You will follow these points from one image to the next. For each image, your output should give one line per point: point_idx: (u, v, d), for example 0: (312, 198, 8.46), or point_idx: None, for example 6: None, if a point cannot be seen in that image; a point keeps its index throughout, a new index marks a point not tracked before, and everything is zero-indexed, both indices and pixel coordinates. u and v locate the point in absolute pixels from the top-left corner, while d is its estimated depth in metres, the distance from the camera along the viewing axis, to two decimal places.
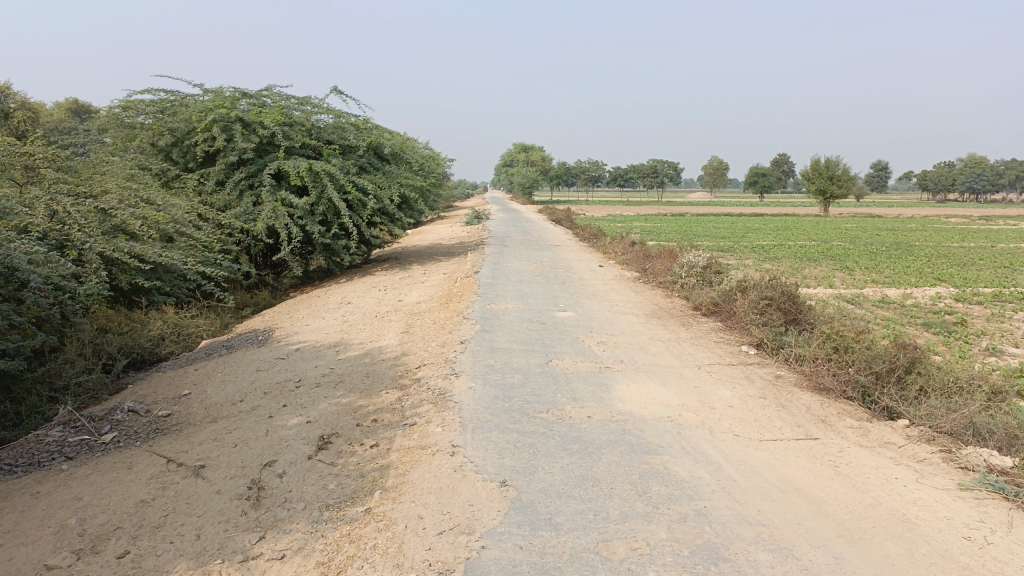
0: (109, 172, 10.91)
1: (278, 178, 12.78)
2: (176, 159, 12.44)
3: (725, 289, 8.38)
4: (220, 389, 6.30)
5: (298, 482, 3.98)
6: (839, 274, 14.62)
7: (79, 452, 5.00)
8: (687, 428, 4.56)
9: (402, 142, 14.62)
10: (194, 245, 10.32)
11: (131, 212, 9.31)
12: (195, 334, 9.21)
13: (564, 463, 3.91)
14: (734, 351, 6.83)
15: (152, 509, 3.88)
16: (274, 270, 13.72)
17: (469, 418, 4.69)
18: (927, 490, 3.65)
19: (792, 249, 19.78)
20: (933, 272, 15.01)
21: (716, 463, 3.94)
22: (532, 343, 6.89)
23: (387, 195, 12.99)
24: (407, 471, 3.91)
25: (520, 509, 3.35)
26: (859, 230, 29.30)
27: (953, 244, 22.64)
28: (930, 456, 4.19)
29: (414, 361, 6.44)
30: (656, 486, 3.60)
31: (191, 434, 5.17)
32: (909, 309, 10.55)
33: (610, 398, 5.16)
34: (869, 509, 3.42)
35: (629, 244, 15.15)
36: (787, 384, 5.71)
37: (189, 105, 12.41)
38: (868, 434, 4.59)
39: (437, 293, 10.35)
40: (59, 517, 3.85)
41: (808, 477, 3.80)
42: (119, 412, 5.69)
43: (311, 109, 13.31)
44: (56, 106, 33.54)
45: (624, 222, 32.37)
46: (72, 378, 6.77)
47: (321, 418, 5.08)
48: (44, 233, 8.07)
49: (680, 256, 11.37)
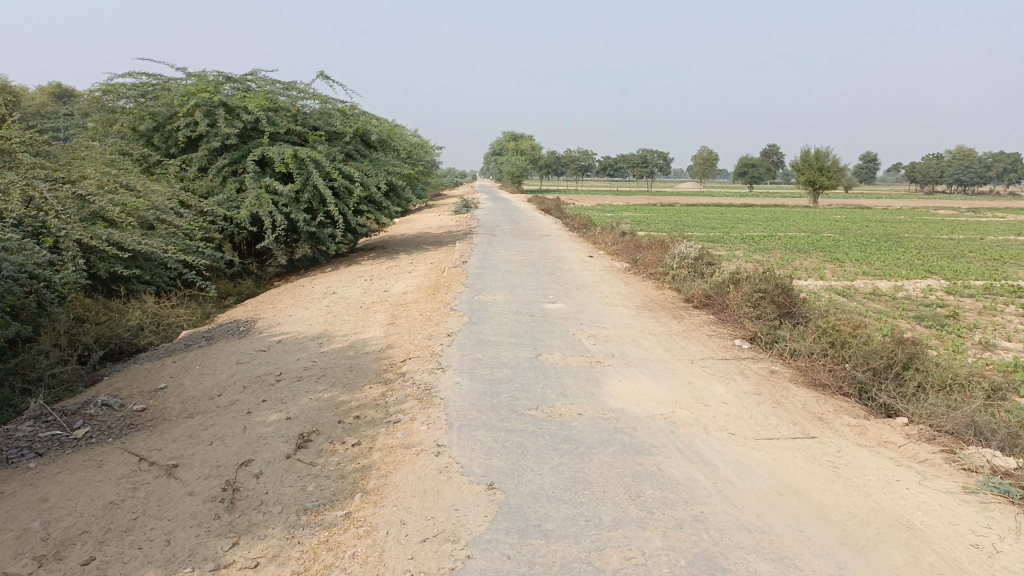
0: (88, 157, 10.64)
1: (262, 164, 12.51)
2: (158, 145, 12.15)
3: (717, 281, 8.22)
4: (198, 383, 6.09)
5: (275, 483, 3.80)
6: (828, 265, 14.51)
7: (50, 447, 4.80)
8: (680, 426, 4.41)
9: (389, 130, 14.39)
10: (175, 232, 10.08)
11: (110, 199, 9.07)
12: (176, 324, 8.97)
13: (554, 464, 3.75)
14: (727, 345, 6.68)
15: (120, 511, 3.68)
16: (258, 258, 13.45)
17: (455, 415, 4.51)
18: (931, 493, 3.51)
19: (781, 240, 19.64)
20: (923, 264, 14.90)
21: (712, 465, 3.78)
22: (520, 336, 6.72)
23: (374, 183, 12.78)
24: (390, 472, 3.73)
25: (508, 515, 3.18)
26: (849, 222, 29.22)
27: (942, 236, 22.55)
28: (931, 456, 4.05)
29: (399, 354, 6.26)
30: (650, 490, 3.44)
31: (167, 430, 4.97)
32: (900, 301, 10.43)
33: (601, 395, 5.00)
34: (872, 514, 3.27)
35: (619, 235, 14.97)
36: (782, 379, 5.56)
37: (171, 89, 12.14)
38: (867, 433, 4.46)
39: (424, 284, 10.15)
40: (22, 520, 3.64)
41: (808, 480, 3.64)
42: (93, 407, 5.49)
43: (297, 94, 13.05)
44: (39, 90, 33.08)
45: (613, 212, 32.03)
46: (46, 369, 6.56)
47: (301, 414, 4.90)
48: (19, 220, 7.83)
49: (671, 247, 11.20)
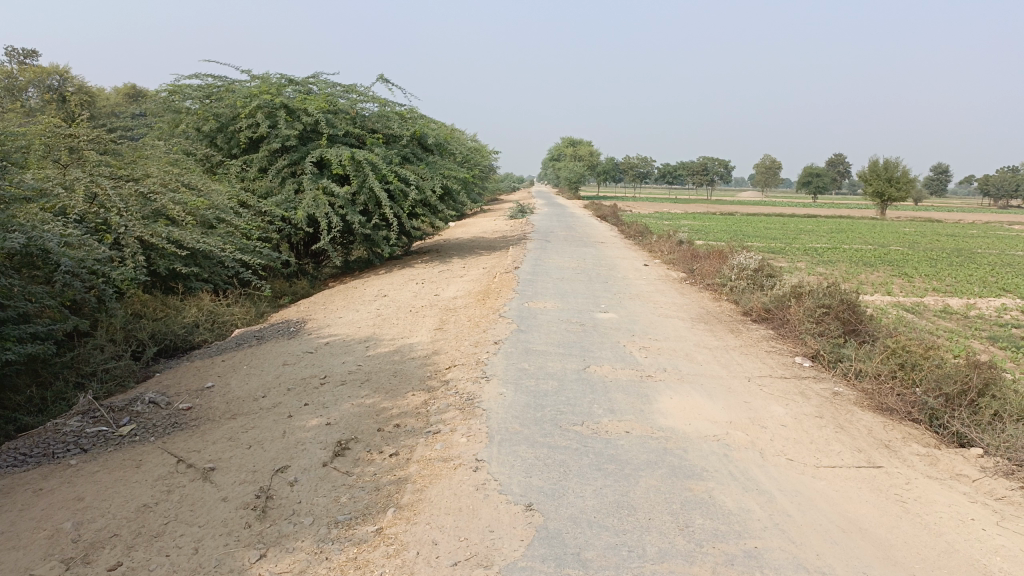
0: (152, 156, 10.83)
1: (321, 166, 12.56)
2: (220, 145, 12.35)
3: (778, 294, 7.88)
4: (244, 383, 6.05)
5: (309, 493, 3.68)
6: (896, 280, 13.94)
7: (95, 444, 4.80)
8: (735, 450, 4.16)
9: (447, 134, 14.34)
10: (233, 231, 10.15)
11: (170, 197, 9.16)
12: (230, 322, 9.01)
13: (597, 486, 3.55)
14: (787, 362, 6.35)
15: (153, 515, 3.61)
16: (314, 259, 13.51)
17: (496, 428, 4.35)
18: (1011, 536, 3.20)
19: (846, 253, 18.93)
20: (998, 281, 14.16)
21: (768, 494, 3.53)
22: (569, 346, 6.52)
23: (429, 186, 12.69)
24: (426, 487, 3.58)
25: (545, 540, 3.00)
26: (919, 235, 28.13)
27: (1018, 252, 21.49)
28: (1010, 493, 3.71)
29: (445, 361, 6.13)
30: (700, 519, 3.22)
31: (208, 431, 4.92)
32: (972, 320, 9.90)
33: (651, 412, 4.76)
34: (944, 557, 2.99)
35: (676, 244, 14.63)
36: (846, 402, 5.23)
37: (234, 91, 12.30)
38: (938, 463, 4.14)
39: (475, 289, 10.03)
40: (56, 519, 3.61)
41: (873, 516, 3.36)
42: (139, 404, 5.49)
43: (356, 97, 13.07)
44: (113, 91, 34.35)
45: (672, 220, 31.52)
46: (99, 364, 6.61)
47: (342, 420, 4.79)
48: (82, 217, 7.99)
49: (730, 258, 10.84)
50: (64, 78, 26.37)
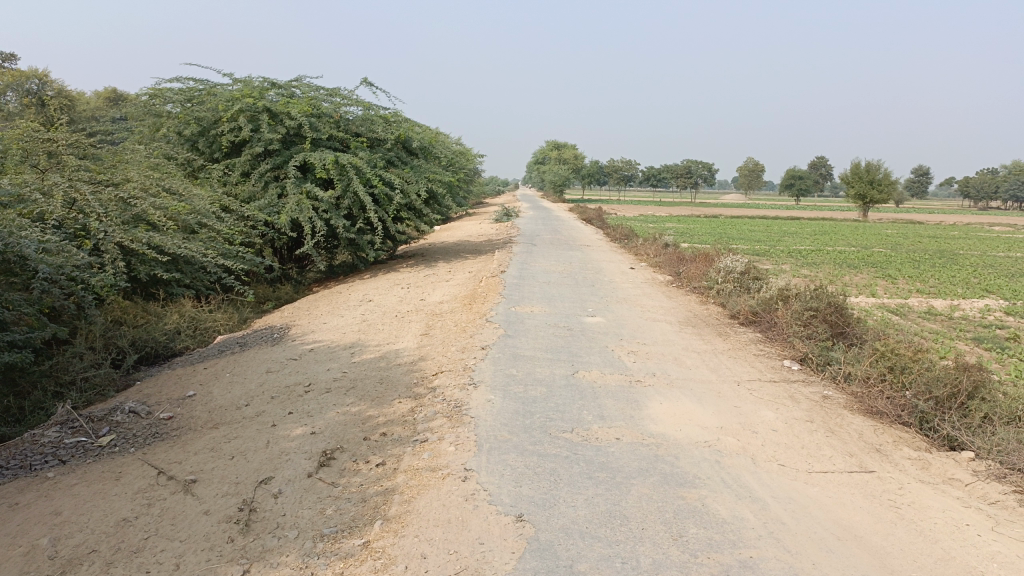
0: (132, 160, 10.68)
1: (304, 170, 12.43)
2: (203, 149, 12.21)
3: (765, 297, 7.86)
4: (227, 392, 5.94)
5: (294, 505, 3.60)
6: (880, 282, 14.00)
7: (73, 455, 4.68)
8: (726, 456, 4.11)
9: (431, 137, 14.25)
10: (216, 237, 10.01)
11: (151, 202, 9.00)
12: (212, 328, 8.88)
13: (589, 495, 3.48)
14: (776, 366, 6.32)
15: (132, 529, 3.52)
16: (298, 263, 13.37)
17: (484, 436, 4.27)
18: (1006, 542, 3.16)
19: (830, 255, 19.02)
20: (980, 282, 14.25)
21: (761, 502, 3.48)
22: (557, 351, 6.46)
23: (414, 190, 12.59)
24: (413, 497, 3.51)
25: (537, 553, 2.93)
26: (901, 237, 28.31)
27: (998, 253, 21.66)
28: (1003, 498, 3.68)
29: (431, 367, 6.04)
30: (694, 529, 3.17)
31: (190, 442, 4.82)
32: (957, 322, 9.94)
33: (641, 418, 4.71)
34: (940, 564, 2.95)
35: (661, 247, 14.61)
36: (836, 406, 5.20)
37: (216, 94, 12.15)
38: (930, 467, 4.11)
39: (461, 293, 9.95)
40: (32, 535, 3.50)
41: (868, 523, 3.32)
42: (119, 413, 5.37)
43: (340, 101, 12.94)
44: (93, 96, 33.97)
45: (657, 223, 31.58)
46: (79, 373, 6.48)
47: (326, 429, 4.70)
48: (60, 223, 7.84)
49: (716, 261, 10.83)
50: (43, 82, 26.00)
